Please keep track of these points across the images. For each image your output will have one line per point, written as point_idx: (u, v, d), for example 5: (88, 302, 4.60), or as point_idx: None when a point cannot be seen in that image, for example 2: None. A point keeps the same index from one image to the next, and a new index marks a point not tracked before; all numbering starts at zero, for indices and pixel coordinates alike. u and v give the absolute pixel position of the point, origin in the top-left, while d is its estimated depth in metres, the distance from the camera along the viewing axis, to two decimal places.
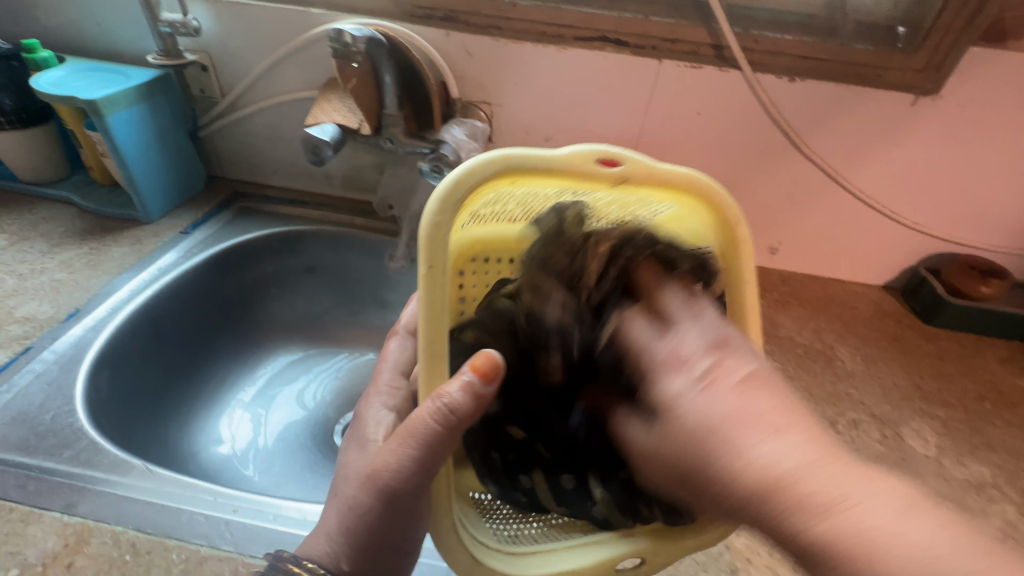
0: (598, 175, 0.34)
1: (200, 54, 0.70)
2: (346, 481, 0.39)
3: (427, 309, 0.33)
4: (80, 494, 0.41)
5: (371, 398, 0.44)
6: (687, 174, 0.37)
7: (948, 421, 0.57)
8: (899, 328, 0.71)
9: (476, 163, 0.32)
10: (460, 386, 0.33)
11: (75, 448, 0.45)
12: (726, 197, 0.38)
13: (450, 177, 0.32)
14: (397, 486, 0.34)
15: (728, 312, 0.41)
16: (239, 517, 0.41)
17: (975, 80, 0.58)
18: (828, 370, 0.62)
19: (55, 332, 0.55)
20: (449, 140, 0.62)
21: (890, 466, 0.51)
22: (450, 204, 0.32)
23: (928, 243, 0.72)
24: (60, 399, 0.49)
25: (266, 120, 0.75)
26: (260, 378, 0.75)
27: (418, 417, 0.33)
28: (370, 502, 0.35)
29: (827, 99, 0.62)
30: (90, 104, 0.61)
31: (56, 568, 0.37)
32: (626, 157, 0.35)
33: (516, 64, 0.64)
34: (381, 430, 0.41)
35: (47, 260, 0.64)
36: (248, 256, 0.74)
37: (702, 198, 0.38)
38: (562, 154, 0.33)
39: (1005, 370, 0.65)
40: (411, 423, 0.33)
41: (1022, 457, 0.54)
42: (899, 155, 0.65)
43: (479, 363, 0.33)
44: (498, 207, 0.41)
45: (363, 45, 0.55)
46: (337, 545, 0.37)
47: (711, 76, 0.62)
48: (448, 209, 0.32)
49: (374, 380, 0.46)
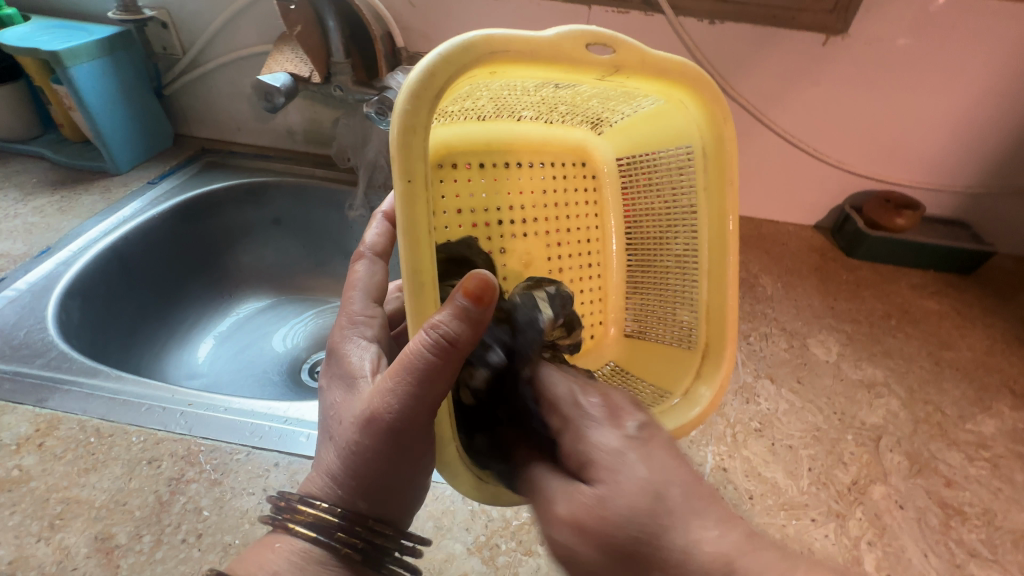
0: (586, 61, 0.36)
1: (160, 11, 0.74)
2: (334, 421, 0.36)
3: (405, 220, 0.33)
4: (50, 391, 0.46)
5: (346, 330, 0.41)
6: (676, 64, 0.41)
7: (853, 334, 0.63)
8: (823, 261, 0.76)
9: (449, 52, 0.32)
10: (451, 311, 0.32)
11: (46, 357, 0.50)
12: (707, 87, 0.43)
13: (430, 61, 0.32)
14: (401, 422, 0.33)
15: (715, 164, 0.46)
16: (193, 409, 0.46)
17: (876, 19, 0.63)
18: (749, 294, 0.68)
19: (28, 266, 0.60)
20: (393, 86, 0.66)
21: (791, 368, 0.57)
22: (427, 96, 0.32)
23: (849, 181, 0.77)
24: (32, 319, 0.54)
25: (226, 76, 0.79)
26: (233, 322, 0.80)
27: (412, 350, 0.32)
28: (371, 442, 0.34)
29: (746, 41, 0.66)
30: (53, 56, 0.64)
31: (28, 446, 0.42)
32: (614, 44, 0.37)
33: (457, 13, 0.68)
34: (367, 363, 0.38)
35: (20, 206, 0.68)
36: (215, 207, 0.79)
37: (686, 90, 0.43)
38: (550, 36, 0.35)
39: (916, 294, 0.71)
40: (405, 356, 0.33)
41: (915, 361, 0.60)
42: (816, 95, 0.69)
43: (470, 286, 0.33)
44: (471, 101, 0.44)
45: None
46: (337, 483, 0.35)
47: (637, 21, 0.66)
48: (425, 102, 0.32)
49: (345, 308, 0.43)
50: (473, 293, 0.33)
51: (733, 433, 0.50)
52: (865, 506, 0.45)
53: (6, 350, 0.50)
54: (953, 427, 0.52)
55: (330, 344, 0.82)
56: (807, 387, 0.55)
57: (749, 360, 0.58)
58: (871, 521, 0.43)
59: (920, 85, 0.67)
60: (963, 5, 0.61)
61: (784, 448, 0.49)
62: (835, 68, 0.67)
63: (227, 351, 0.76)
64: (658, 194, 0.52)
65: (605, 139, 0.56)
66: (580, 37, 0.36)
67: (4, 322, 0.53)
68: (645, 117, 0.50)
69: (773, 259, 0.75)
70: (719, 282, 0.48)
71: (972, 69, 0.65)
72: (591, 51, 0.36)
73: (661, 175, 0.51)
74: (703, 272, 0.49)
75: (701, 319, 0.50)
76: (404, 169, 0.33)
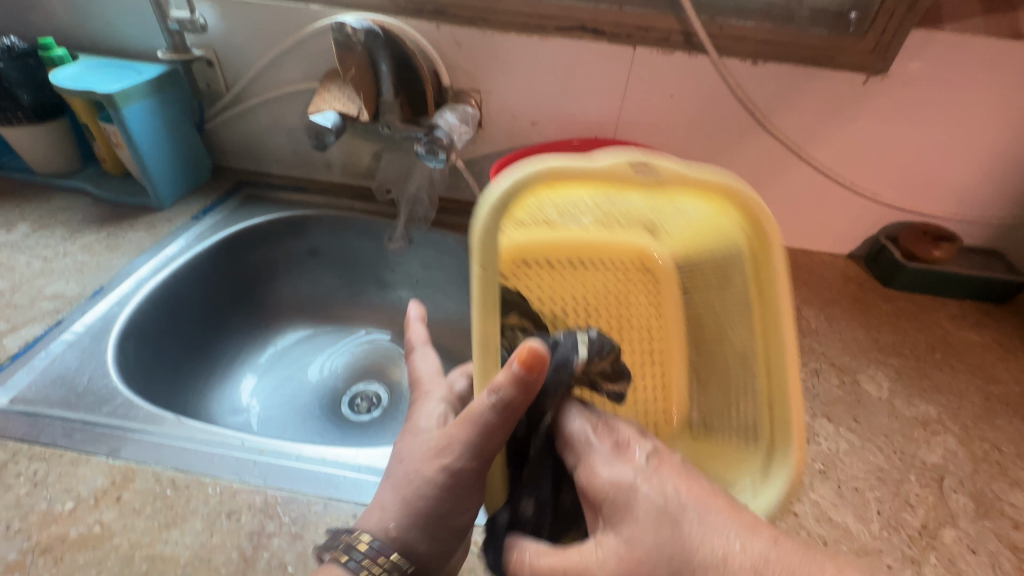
0: (629, 181, 0.33)
1: (206, 50, 0.75)
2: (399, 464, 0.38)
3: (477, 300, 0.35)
4: (122, 441, 0.46)
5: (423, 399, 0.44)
6: (729, 182, 0.36)
7: (901, 368, 0.64)
8: (861, 291, 0.77)
9: (516, 177, 0.33)
10: (506, 376, 0.32)
11: (112, 404, 0.50)
12: (765, 210, 0.36)
13: (498, 186, 0.34)
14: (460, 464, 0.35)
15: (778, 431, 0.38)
16: (265, 458, 0.46)
17: (917, 60, 0.64)
18: (794, 328, 0.68)
19: (84, 307, 0.60)
20: (443, 125, 0.67)
21: (846, 406, 0.57)
22: (499, 210, 0.34)
23: (886, 212, 0.78)
24: (94, 364, 0.54)
25: (268, 112, 0.80)
26: (271, 354, 0.80)
27: (476, 407, 0.34)
28: (432, 479, 0.36)
29: (788, 80, 0.67)
30: (108, 97, 0.65)
31: (107, 500, 0.42)
32: (656, 164, 0.34)
33: (503, 53, 0.69)
34: (432, 420, 0.41)
35: (69, 244, 0.69)
36: (256, 240, 0.79)
37: (742, 210, 0.37)
38: (600, 164, 0.33)
39: (956, 325, 0.72)
40: (471, 411, 0.34)
41: (965, 397, 0.60)
42: (856, 131, 0.71)
43: (524, 355, 0.32)
44: (539, 212, 0.42)
45: (362, 36, 0.61)
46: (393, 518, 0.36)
47: (681, 61, 0.67)
48: (498, 215, 0.34)
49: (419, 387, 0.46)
50: (527, 360, 0.32)
51: (798, 476, 0.50)
52: (939, 551, 0.45)
53: (72, 398, 0.50)
54: (1012, 466, 0.53)
55: (366, 376, 0.82)
56: (863, 425, 0.56)
57: (803, 398, 0.58)
58: (948, 567, 0.44)
59: (959, 122, 0.68)
60: (1003, 47, 0.62)
61: (850, 491, 0.49)
62: (874, 105, 0.68)
63: (268, 385, 0.76)
64: (717, 292, 0.46)
65: (664, 245, 0.51)
66: (623, 159, 0.34)
67: (67, 368, 0.53)
68: (695, 228, 0.45)
69: (812, 290, 0.76)
70: (786, 426, 0.38)
71: (1011, 107, 0.66)
72: (635, 170, 0.34)
73: (718, 271, 0.45)
74: (765, 389, 0.39)
75: (765, 444, 0.40)
76: (482, 269, 0.34)
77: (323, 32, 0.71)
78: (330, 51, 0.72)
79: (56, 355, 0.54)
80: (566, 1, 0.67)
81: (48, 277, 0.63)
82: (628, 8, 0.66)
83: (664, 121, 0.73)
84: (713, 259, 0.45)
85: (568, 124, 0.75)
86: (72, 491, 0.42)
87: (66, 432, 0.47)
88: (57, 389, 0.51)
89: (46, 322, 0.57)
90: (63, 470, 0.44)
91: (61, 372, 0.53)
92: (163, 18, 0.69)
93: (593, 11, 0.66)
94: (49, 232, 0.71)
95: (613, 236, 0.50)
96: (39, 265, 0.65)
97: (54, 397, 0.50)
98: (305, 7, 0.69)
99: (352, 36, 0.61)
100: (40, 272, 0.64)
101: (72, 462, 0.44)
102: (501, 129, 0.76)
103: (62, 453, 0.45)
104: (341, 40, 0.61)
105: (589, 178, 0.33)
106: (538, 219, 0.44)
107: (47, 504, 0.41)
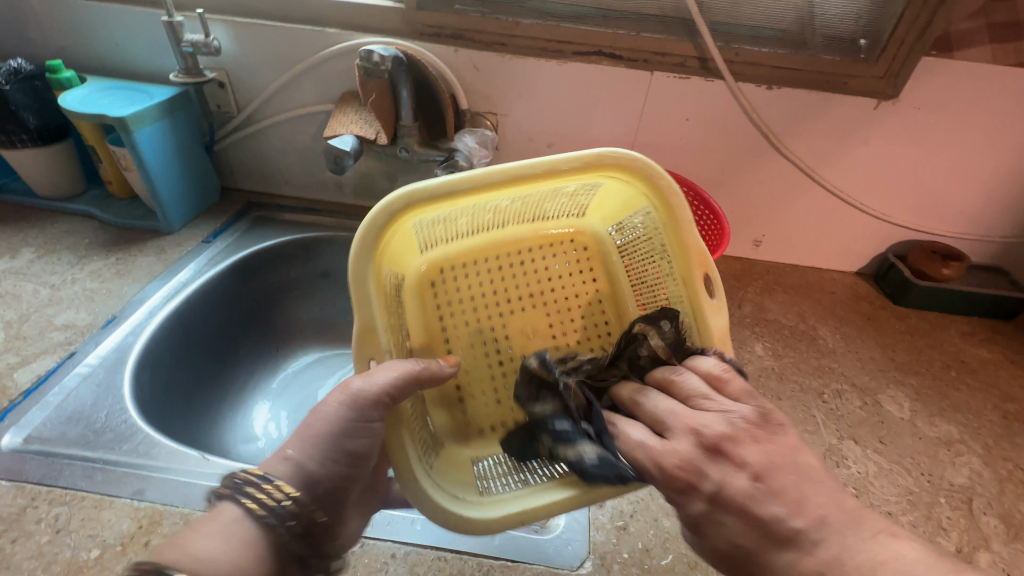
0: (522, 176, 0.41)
1: (218, 72, 0.74)
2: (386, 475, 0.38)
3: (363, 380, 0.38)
4: (146, 481, 0.45)
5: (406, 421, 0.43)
6: (596, 153, 0.42)
7: (919, 387, 0.64)
8: (873, 309, 0.78)
9: (374, 218, 0.41)
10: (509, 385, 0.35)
11: (132, 441, 0.48)
12: (657, 169, 0.44)
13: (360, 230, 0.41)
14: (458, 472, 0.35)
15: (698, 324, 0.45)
16: None
17: (926, 85, 0.66)
18: (813, 348, 0.69)
19: (97, 338, 0.58)
20: (461, 149, 0.67)
21: (870, 427, 0.58)
22: (365, 248, 0.41)
23: (894, 231, 0.80)
24: (111, 398, 0.52)
25: (280, 133, 0.79)
26: (282, 378, 0.78)
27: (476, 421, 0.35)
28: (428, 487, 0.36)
29: (801, 105, 0.69)
30: (120, 120, 0.64)
31: (134, 546, 0.40)
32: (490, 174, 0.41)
33: (521, 76, 0.70)
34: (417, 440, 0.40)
35: (77, 271, 0.67)
36: (267, 263, 0.78)
37: (616, 168, 0.43)
38: (399, 193, 0.40)
39: (967, 342, 0.73)
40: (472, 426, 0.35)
41: (984, 415, 0.61)
42: (865, 153, 0.72)
43: None
44: (439, 225, 0.51)
45: (389, 64, 0.60)
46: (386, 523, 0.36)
47: (697, 85, 0.68)
48: (366, 246, 0.41)
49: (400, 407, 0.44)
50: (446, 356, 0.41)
51: None
52: None
53: (90, 435, 0.48)
54: None
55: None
56: (889, 447, 0.56)
57: (829, 420, 0.58)
58: None
59: (966, 144, 0.70)
60: (1008, 74, 0.64)
61: (883, 515, 0.49)
62: (884, 128, 0.70)
63: (282, 410, 0.74)
64: (647, 261, 0.53)
65: (590, 218, 0.58)
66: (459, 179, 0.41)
67: (82, 403, 0.51)
68: (599, 196, 0.53)
69: (825, 308, 0.77)
70: (703, 316, 0.45)
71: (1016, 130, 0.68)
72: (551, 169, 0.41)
73: (646, 246, 0.52)
74: (686, 303, 0.46)
75: (689, 324, 0.46)
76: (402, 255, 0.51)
77: (339, 56, 0.71)
78: (346, 74, 0.72)
79: (71, 390, 0.52)
80: (585, 26, 0.68)
81: (57, 306, 0.61)
82: (645, 33, 0.68)
83: (680, 143, 0.74)
84: (636, 228, 0.52)
85: (583, 146, 0.75)
86: (98, 537, 0.40)
87: (88, 473, 0.45)
88: (74, 427, 0.49)
89: (58, 355, 0.56)
90: (86, 514, 0.42)
91: (77, 408, 0.51)
92: (177, 42, 0.67)
93: (612, 36, 0.67)
94: (55, 258, 0.68)
95: (535, 227, 0.57)
96: (47, 293, 0.63)
97: (71, 435, 0.48)
98: (321, 30, 0.69)
99: (380, 65, 0.60)
100: (48, 301, 0.62)
101: (95, 505, 0.42)
102: (516, 150, 0.77)
103: (85, 496, 0.43)
104: (369, 67, 0.60)
105: (414, 203, 0.40)
106: (441, 228, 0.52)
107: (71, 552, 0.39)
